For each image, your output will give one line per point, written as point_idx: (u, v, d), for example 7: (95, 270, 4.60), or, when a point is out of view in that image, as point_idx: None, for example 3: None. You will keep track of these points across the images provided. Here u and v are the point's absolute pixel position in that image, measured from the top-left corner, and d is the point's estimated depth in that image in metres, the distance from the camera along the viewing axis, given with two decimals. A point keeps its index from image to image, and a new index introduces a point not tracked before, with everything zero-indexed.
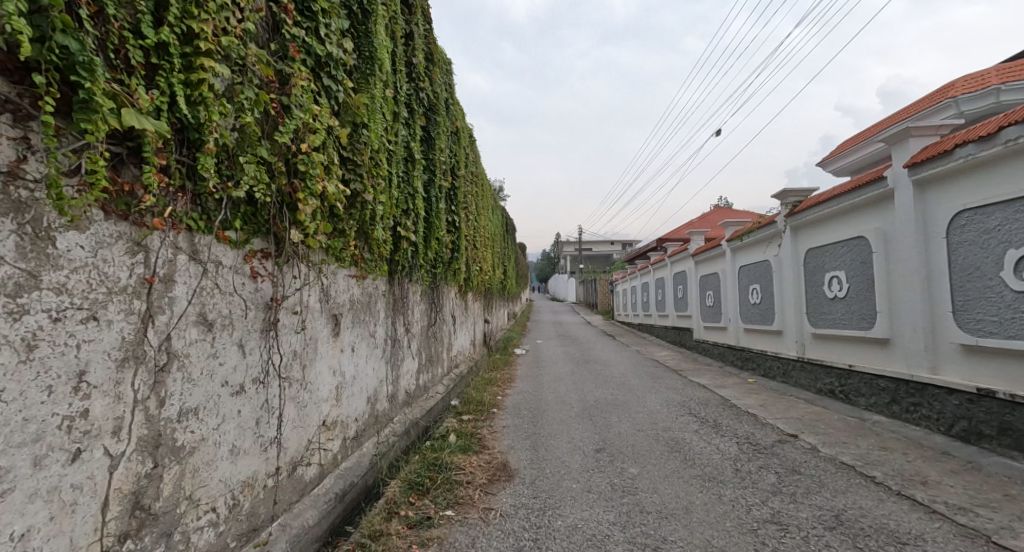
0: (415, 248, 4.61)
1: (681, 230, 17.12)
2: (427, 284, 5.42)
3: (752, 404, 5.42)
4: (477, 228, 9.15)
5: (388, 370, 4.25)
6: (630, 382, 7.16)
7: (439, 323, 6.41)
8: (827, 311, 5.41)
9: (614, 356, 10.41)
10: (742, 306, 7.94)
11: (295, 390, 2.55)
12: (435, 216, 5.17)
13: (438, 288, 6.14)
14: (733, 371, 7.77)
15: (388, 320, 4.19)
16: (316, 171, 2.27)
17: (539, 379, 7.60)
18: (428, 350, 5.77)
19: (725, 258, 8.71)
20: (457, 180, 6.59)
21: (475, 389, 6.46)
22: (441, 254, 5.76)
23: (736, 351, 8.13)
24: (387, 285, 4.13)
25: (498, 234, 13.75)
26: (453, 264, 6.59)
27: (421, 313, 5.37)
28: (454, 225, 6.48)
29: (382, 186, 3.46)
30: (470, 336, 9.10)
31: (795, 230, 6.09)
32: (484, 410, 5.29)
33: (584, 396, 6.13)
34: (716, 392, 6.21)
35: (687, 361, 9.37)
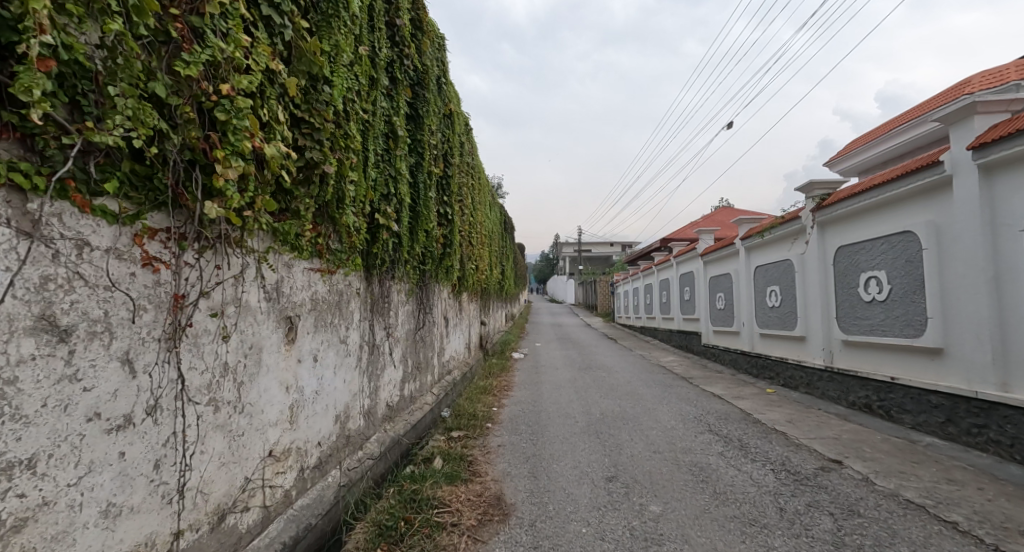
0: (398, 240, 4.03)
1: (686, 230, 16.58)
2: (413, 281, 4.84)
3: (777, 419, 4.84)
4: (473, 223, 8.56)
5: (365, 381, 3.66)
6: (638, 391, 6.58)
7: (429, 326, 5.82)
8: (863, 316, 4.83)
9: (617, 362, 9.82)
10: (758, 309, 7.38)
11: (226, 416, 1.96)
12: (424, 205, 4.59)
13: (427, 287, 5.56)
14: (748, 380, 7.19)
15: (364, 323, 3.60)
16: (245, 123, 1.66)
17: (539, 387, 7.00)
18: (415, 356, 5.18)
19: (739, 258, 8.14)
20: (450, 169, 6.01)
21: (468, 399, 5.86)
22: (431, 248, 5.19)
23: (751, 358, 7.55)
24: (363, 282, 3.55)
25: (496, 232, 13.19)
26: (445, 261, 6.01)
27: (406, 315, 4.77)
28: (447, 218, 5.90)
29: (352, 161, 2.87)
30: (464, 339, 8.50)
31: (823, 226, 5.51)
32: (477, 425, 4.70)
33: (588, 408, 5.54)
34: (734, 404, 5.62)
35: (696, 367, 8.79)
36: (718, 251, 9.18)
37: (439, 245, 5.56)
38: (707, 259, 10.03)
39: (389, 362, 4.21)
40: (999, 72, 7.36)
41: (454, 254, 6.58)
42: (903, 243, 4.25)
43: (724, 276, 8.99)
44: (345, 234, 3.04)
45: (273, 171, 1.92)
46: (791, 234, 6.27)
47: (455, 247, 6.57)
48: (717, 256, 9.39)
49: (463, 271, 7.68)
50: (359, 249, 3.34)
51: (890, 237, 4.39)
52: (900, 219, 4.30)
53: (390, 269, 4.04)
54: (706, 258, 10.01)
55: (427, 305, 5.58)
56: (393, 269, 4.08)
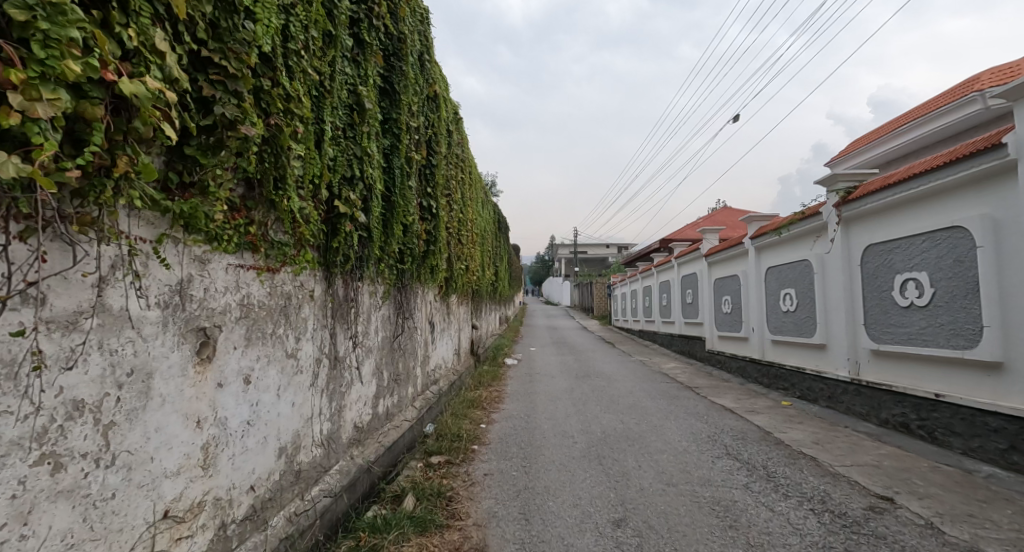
0: (368, 234, 3.45)
1: (686, 231, 16.08)
2: (389, 282, 4.27)
3: (802, 439, 4.29)
4: (463, 220, 7.98)
5: (324, 402, 3.07)
6: (641, 404, 6.00)
7: (411, 333, 5.24)
8: (898, 323, 4.29)
9: (616, 369, 9.26)
10: (769, 314, 6.86)
11: (80, 477, 1.37)
12: (401, 193, 4.01)
13: (408, 289, 4.98)
14: (760, 391, 6.65)
15: (320, 333, 3.01)
16: (65, 31, 1.07)
17: (533, 399, 6.42)
18: (392, 368, 4.60)
19: (748, 258, 7.61)
20: (434, 157, 5.42)
21: (454, 414, 5.28)
22: (413, 244, 4.62)
23: (762, 367, 7.01)
24: (320, 284, 2.97)
25: (489, 230, 12.61)
26: (430, 260, 5.42)
27: (380, 322, 4.19)
28: (431, 211, 5.33)
29: (295, 130, 2.29)
30: (452, 345, 7.91)
31: (849, 221, 4.98)
32: (462, 448, 4.12)
33: (587, 425, 4.97)
34: (750, 421, 5.05)
35: (701, 376, 8.24)
36: (724, 252, 8.67)
37: (421, 242, 4.98)
38: (712, 261, 9.51)
39: (355, 376, 3.61)
40: (1010, 67, 7.08)
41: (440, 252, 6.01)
42: (950, 240, 3.72)
43: (730, 277, 8.47)
44: (291, 223, 2.46)
45: (146, 121, 1.33)
46: (809, 232, 5.76)
47: (441, 244, 6.01)
48: (722, 257, 8.87)
49: (452, 271, 7.11)
50: (314, 242, 2.77)
51: (934, 234, 3.86)
52: (948, 212, 3.77)
53: (360, 268, 3.47)
54: (711, 259, 9.49)
55: (407, 308, 5.00)
56: (362, 268, 3.50)
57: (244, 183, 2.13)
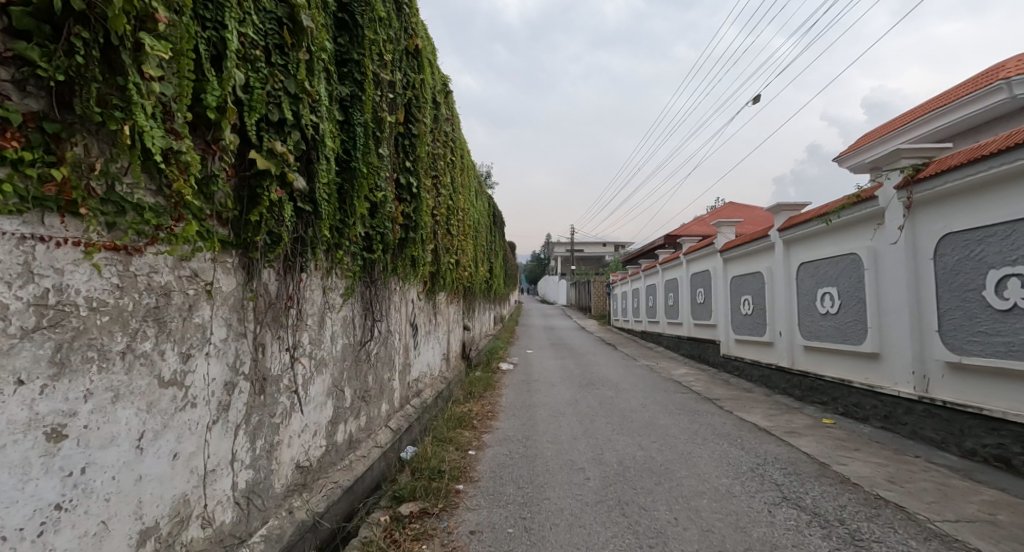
0: (314, 209, 2.55)
1: (691, 227, 15.22)
2: (350, 274, 3.37)
3: (872, 477, 3.44)
4: (453, 209, 7.09)
5: (245, 443, 2.18)
6: (658, 422, 5.14)
7: (385, 338, 4.35)
8: (1000, 332, 3.46)
9: (622, 376, 8.40)
10: (803, 316, 6.03)
11: None
12: (367, 159, 3.11)
13: (381, 284, 4.09)
14: (793, 405, 5.82)
15: (235, 345, 2.10)
16: None
17: (532, 414, 5.55)
18: (358, 383, 3.70)
19: (775, 253, 6.76)
20: (416, 125, 4.52)
21: (437, 435, 4.41)
22: (386, 228, 3.72)
23: (794, 377, 6.19)
24: (233, 273, 2.06)
25: (483, 223, 11.67)
26: (412, 251, 4.54)
27: (338, 326, 3.28)
28: (412, 190, 4.43)
29: (149, 15, 1.37)
30: (440, 350, 7.03)
31: (923, 205, 4.14)
32: (444, 488, 3.26)
33: (599, 452, 4.10)
34: (795, 448, 4.21)
35: (718, 385, 7.39)
36: (744, 247, 7.85)
37: (399, 227, 4.09)
38: (728, 258, 8.68)
39: (299, 399, 2.71)
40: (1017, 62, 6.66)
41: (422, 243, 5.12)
42: None
43: (752, 275, 7.63)
44: (160, 173, 1.56)
45: None
46: (860, 220, 4.92)
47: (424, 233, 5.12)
48: (741, 252, 8.04)
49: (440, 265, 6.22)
50: (213, 209, 1.86)
51: None
52: None
53: (307, 254, 2.57)
54: (728, 256, 8.66)
55: (380, 308, 4.11)
56: (311, 253, 2.60)
57: (40, 89, 1.26)
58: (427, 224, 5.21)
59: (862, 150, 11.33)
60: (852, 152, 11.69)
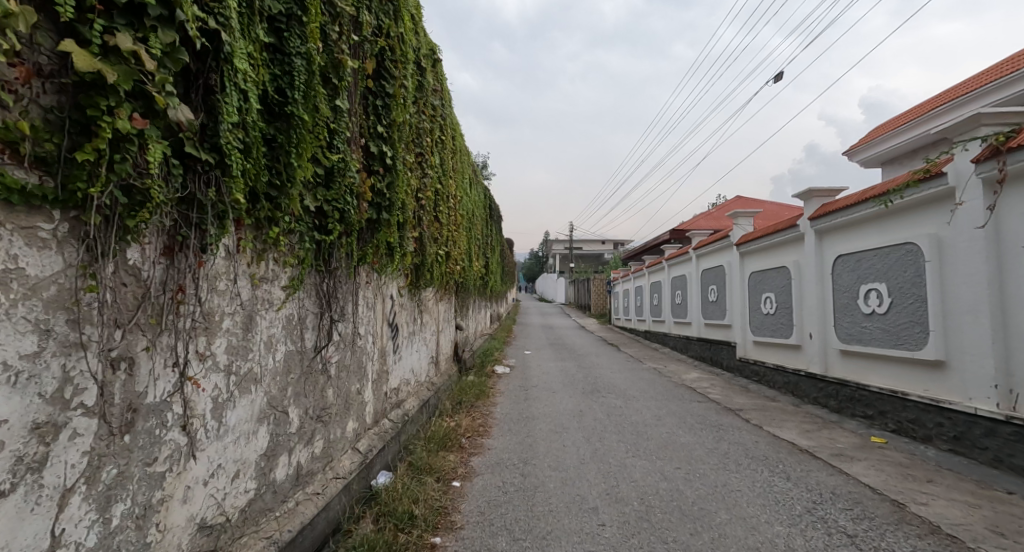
0: (221, 162, 1.77)
1: (699, 221, 14.45)
2: (293, 260, 2.59)
3: (967, 524, 2.68)
4: (441, 195, 6.32)
5: (88, 516, 1.40)
6: (677, 441, 4.38)
7: (350, 341, 3.57)
8: None
9: (628, 382, 7.66)
10: (843, 317, 5.29)
11: None
12: (314, 105, 2.32)
13: (344, 276, 3.31)
14: (831, 420, 5.07)
15: (60, 364, 1.31)
16: None
17: (531, 429, 4.79)
18: (310, 399, 2.91)
19: (807, 245, 6.01)
20: (392, 85, 3.75)
21: (416, 458, 3.66)
22: (346, 204, 2.93)
23: (830, 386, 5.44)
24: (51, 247, 1.28)
25: (478, 215, 10.91)
26: (386, 236, 3.76)
27: (276, 329, 2.50)
28: (386, 163, 3.65)
29: None
30: (426, 353, 6.26)
31: (1016, 180, 3.38)
32: (416, 541, 2.50)
33: (613, 483, 3.34)
34: (851, 477, 3.46)
35: (738, 394, 6.65)
36: (767, 240, 7.11)
37: (366, 206, 3.31)
38: (746, 252, 7.95)
39: (206, 435, 1.92)
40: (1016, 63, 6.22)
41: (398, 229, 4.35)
42: None
43: (776, 270, 6.88)
44: None
45: None
46: (923, 203, 4.17)
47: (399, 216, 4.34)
48: (762, 245, 7.30)
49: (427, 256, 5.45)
50: None
51: None
52: None
53: (210, 228, 1.77)
54: (745, 250, 7.92)
55: (343, 305, 3.33)
56: (218, 227, 1.80)
57: None
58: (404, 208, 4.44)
59: (876, 143, 10.66)
60: (865, 145, 11.03)
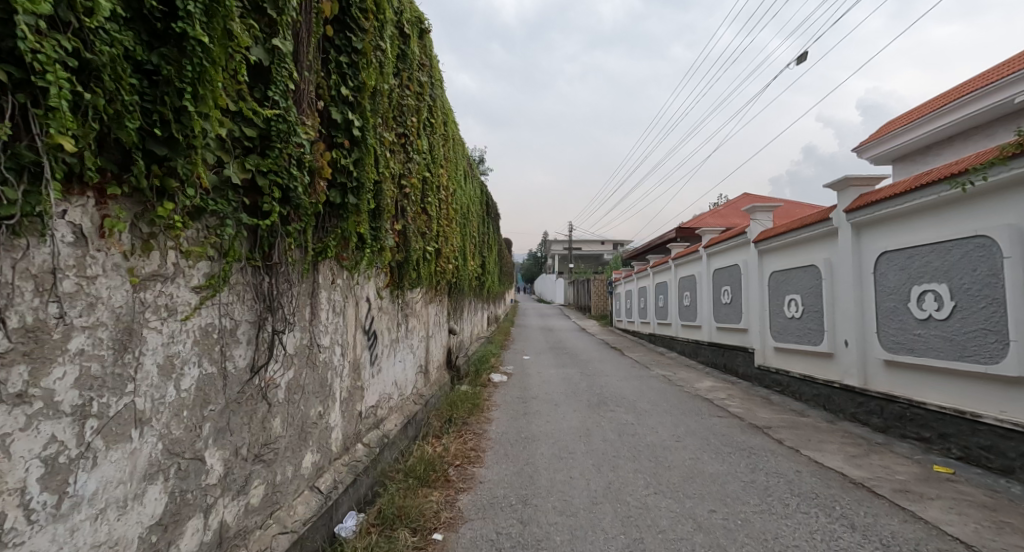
0: (25, 86, 1.10)
1: (706, 220, 13.81)
2: (206, 251, 1.89)
3: None
4: (429, 185, 5.65)
5: None
6: (705, 471, 3.71)
7: (309, 356, 2.89)
8: None
9: (638, 393, 6.98)
10: (888, 322, 4.63)
11: None
12: (226, 29, 1.63)
13: (296, 273, 2.62)
14: (878, 442, 4.39)
15: None
16: None
17: (532, 454, 4.12)
18: (246, 435, 2.23)
19: (844, 240, 5.33)
20: (362, 39, 3.06)
21: (390, 499, 2.99)
22: (289, 180, 2.24)
23: (875, 402, 4.76)
24: None
25: (473, 211, 10.23)
26: (353, 225, 3.07)
27: (182, 347, 1.80)
28: (353, 135, 2.96)
29: None
30: (412, 363, 5.59)
31: None
32: None
33: (634, 535, 2.67)
34: (930, 525, 2.79)
35: (762, 407, 5.97)
36: (791, 236, 6.45)
37: (323, 186, 2.62)
38: (766, 249, 7.28)
39: (30, 520, 1.24)
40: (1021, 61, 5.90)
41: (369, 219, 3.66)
42: None
43: (803, 269, 6.21)
44: None
45: None
46: (1009, 186, 3.50)
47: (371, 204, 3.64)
48: (786, 243, 6.63)
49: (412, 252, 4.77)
50: None
51: None
52: None
53: (8, 191, 1.10)
54: (765, 248, 7.26)
55: (294, 311, 2.65)
56: (27, 191, 1.14)
57: None
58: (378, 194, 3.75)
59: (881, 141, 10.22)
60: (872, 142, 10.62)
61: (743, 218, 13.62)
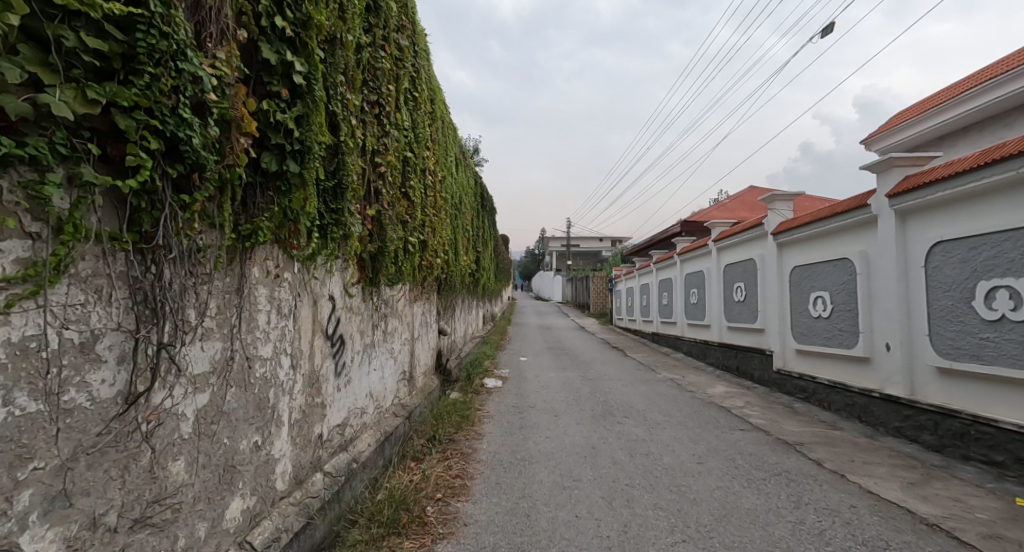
0: None
1: (712, 214, 13.16)
2: (7, 223, 1.20)
3: None
4: (411, 167, 4.96)
5: None
6: (740, 505, 3.06)
7: (237, 373, 2.22)
8: None
9: (646, 402, 6.32)
10: (946, 325, 4.00)
11: None
12: None
13: (206, 263, 1.93)
14: (937, 465, 3.74)
15: None
16: None
17: (529, 484, 3.45)
18: (118, 496, 1.56)
19: (888, 230, 4.66)
20: None
21: None
22: (179, 127, 1.54)
23: (930, 417, 4.10)
24: None
25: (466, 203, 9.55)
26: (296, 202, 2.38)
27: None
28: (293, 84, 2.27)
29: None
30: (392, 371, 4.93)
31: None
32: None
33: None
34: None
35: (788, 419, 5.32)
36: (816, 226, 5.81)
37: (245, 144, 1.93)
38: (786, 242, 6.64)
39: None
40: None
41: (324, 198, 2.97)
42: None
43: (833, 263, 5.55)
44: None
45: None
46: None
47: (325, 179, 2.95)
48: (811, 234, 5.98)
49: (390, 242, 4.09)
50: None
51: None
52: None
53: None
54: (785, 240, 6.61)
55: (206, 314, 1.96)
56: None
57: None
58: (337, 169, 3.06)
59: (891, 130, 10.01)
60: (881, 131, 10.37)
61: (762, 207, 13.33)
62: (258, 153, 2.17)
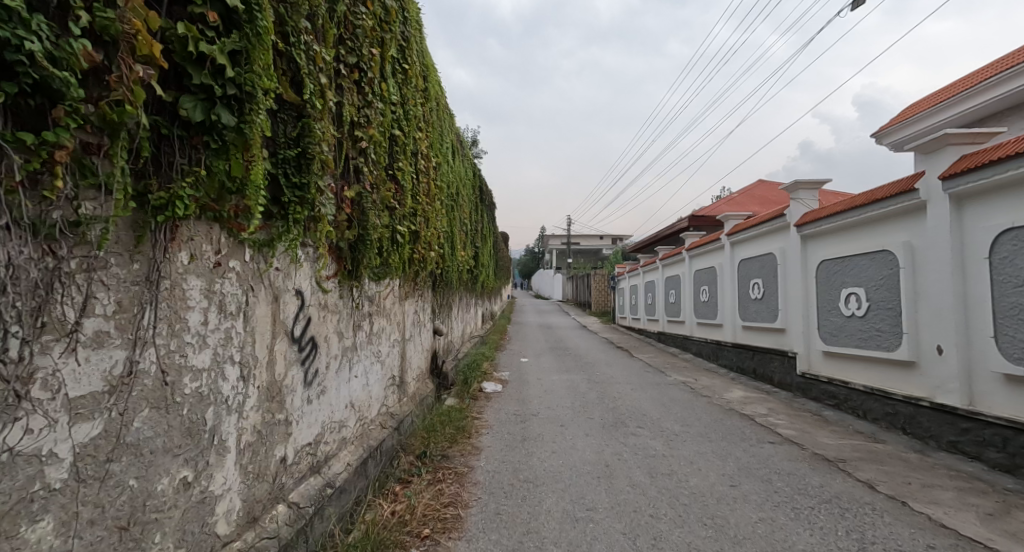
0: None
1: (722, 208, 12.64)
2: None
3: None
4: (400, 148, 4.42)
5: None
6: (791, 545, 2.52)
7: (155, 393, 1.67)
8: None
9: (660, 409, 5.78)
10: (1019, 325, 3.50)
11: None
12: None
13: (89, 241, 1.38)
14: (1010, 490, 3.22)
15: None
16: None
17: (535, 515, 2.90)
18: None
19: (941, 218, 4.13)
20: None
21: None
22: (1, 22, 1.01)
23: (997, 432, 3.58)
24: None
25: (464, 194, 8.99)
26: (234, 167, 1.82)
27: None
28: (226, 7, 1.70)
29: None
30: (378, 377, 4.40)
31: None
32: None
33: None
34: None
35: (820, 430, 4.79)
36: (850, 215, 5.28)
37: (145, 73, 1.37)
38: (814, 234, 6.11)
39: None
40: None
41: (283, 171, 2.42)
42: None
43: (869, 257, 5.02)
44: None
45: None
46: None
47: (282, 147, 2.40)
48: (844, 225, 5.43)
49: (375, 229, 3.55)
50: None
51: None
52: None
53: None
54: (813, 232, 6.07)
55: (91, 314, 1.41)
56: None
57: None
58: (300, 135, 2.51)
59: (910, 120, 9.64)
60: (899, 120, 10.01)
61: (786, 200, 12.70)
62: (174, 95, 1.61)
